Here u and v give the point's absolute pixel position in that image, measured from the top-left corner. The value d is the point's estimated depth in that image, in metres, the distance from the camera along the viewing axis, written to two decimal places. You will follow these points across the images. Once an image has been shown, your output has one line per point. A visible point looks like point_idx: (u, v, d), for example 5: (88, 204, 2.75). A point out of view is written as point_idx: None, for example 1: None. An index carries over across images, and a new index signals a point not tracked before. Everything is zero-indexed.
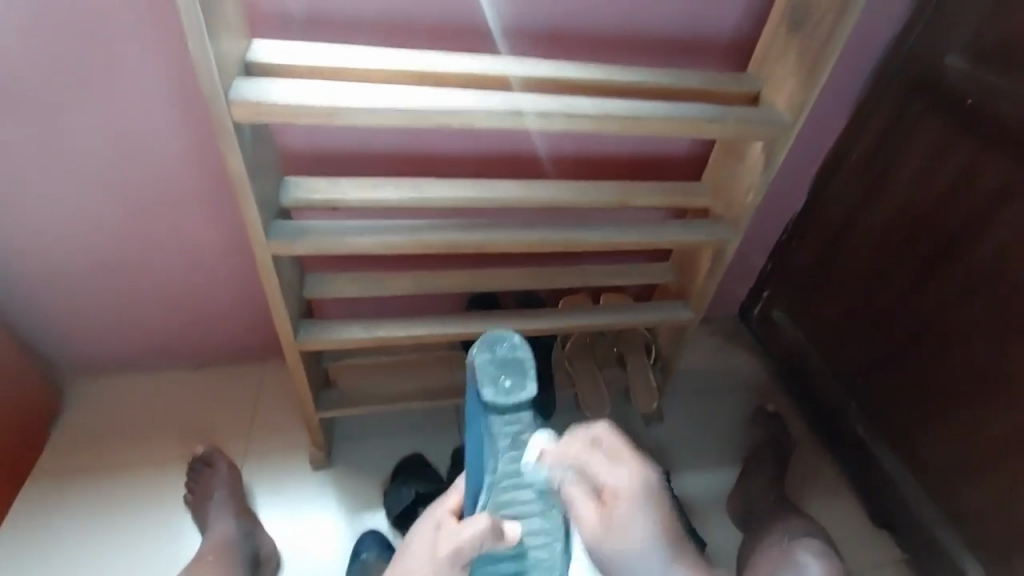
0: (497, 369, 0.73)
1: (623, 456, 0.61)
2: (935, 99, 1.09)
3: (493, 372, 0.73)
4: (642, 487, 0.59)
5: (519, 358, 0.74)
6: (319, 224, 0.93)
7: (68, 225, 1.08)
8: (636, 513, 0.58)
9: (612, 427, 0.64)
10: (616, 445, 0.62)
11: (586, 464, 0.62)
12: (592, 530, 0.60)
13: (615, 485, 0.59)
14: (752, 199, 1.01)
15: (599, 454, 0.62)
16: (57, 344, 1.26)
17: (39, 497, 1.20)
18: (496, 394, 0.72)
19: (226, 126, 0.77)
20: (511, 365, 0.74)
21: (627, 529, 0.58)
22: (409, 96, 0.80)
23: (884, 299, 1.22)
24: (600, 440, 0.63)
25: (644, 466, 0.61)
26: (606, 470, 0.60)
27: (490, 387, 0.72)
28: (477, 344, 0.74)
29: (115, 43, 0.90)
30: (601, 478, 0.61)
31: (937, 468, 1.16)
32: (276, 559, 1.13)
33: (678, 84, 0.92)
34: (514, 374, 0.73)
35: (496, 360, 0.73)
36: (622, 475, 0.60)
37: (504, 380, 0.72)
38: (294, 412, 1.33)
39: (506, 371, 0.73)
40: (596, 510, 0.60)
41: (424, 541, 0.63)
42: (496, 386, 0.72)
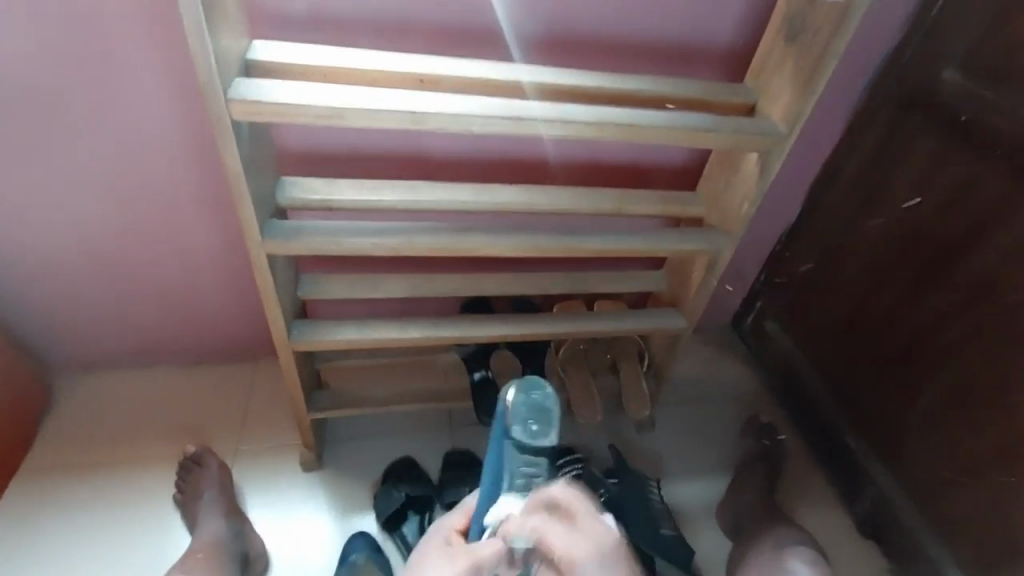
0: (527, 412, 0.63)
1: (586, 527, 0.51)
2: (930, 114, 1.10)
3: (523, 415, 0.63)
4: (607, 553, 0.50)
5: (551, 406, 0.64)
6: (315, 224, 0.94)
7: (63, 219, 1.08)
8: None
9: (572, 490, 0.54)
10: (575, 508, 0.52)
11: (545, 538, 0.50)
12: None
13: (575, 560, 0.49)
14: (747, 209, 1.01)
15: (557, 525, 0.51)
16: (49, 338, 1.25)
17: (26, 492, 1.19)
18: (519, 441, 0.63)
19: (225, 124, 0.77)
20: (541, 414, 0.63)
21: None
22: (407, 100, 0.80)
23: (877, 312, 1.22)
24: (559, 502, 0.53)
25: (606, 527, 0.52)
26: (566, 540, 0.50)
27: (516, 428, 0.63)
28: (513, 383, 0.64)
29: (117, 40, 0.90)
30: (558, 554, 0.49)
31: (928, 480, 1.16)
32: (264, 559, 1.12)
33: (675, 93, 0.93)
34: (545, 418, 0.63)
35: (528, 402, 0.63)
36: (583, 543, 0.50)
37: (532, 428, 0.63)
38: (286, 413, 1.33)
39: (535, 415, 0.63)
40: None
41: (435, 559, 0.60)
42: (524, 425, 0.63)
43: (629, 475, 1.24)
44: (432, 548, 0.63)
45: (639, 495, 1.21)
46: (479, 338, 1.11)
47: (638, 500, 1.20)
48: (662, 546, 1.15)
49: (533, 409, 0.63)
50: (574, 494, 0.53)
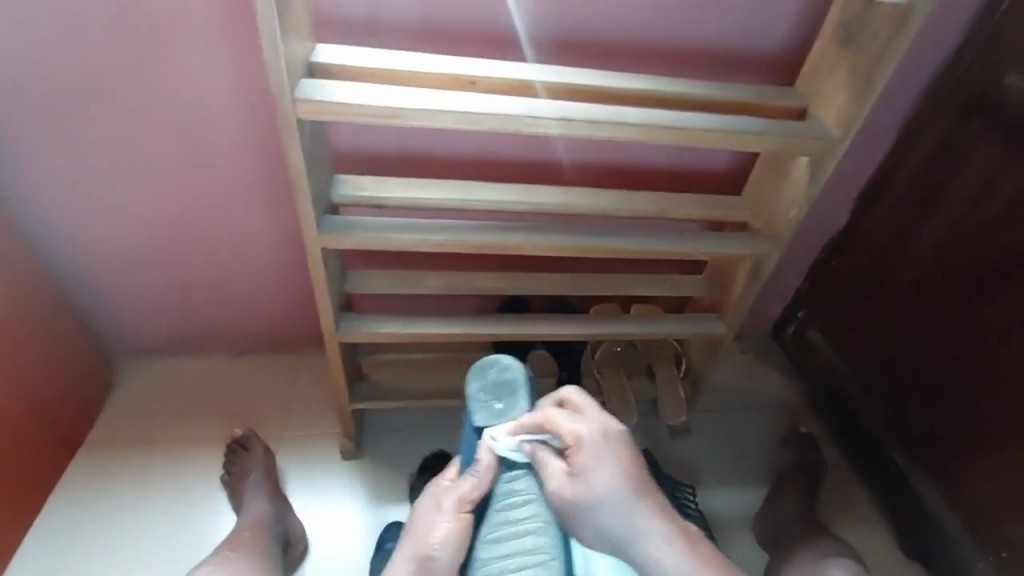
0: (490, 388, 0.83)
1: (589, 413, 0.76)
2: (992, 121, 1.06)
3: (484, 395, 0.83)
4: (608, 427, 0.76)
5: (508, 379, 0.83)
6: (366, 219, 0.97)
7: (132, 211, 1.15)
8: (597, 451, 0.73)
9: (577, 389, 0.79)
10: (579, 401, 0.77)
11: (551, 421, 0.75)
12: (564, 489, 0.71)
13: (579, 434, 0.74)
14: (796, 213, 1.00)
15: (566, 410, 0.76)
16: (112, 322, 1.33)
17: (87, 466, 1.27)
18: (487, 416, 0.82)
19: (291, 123, 0.81)
20: (501, 387, 0.83)
21: (591, 474, 0.72)
22: (462, 100, 0.82)
23: (929, 326, 1.18)
24: (566, 398, 0.77)
25: (610, 417, 0.77)
26: (568, 423, 0.75)
27: (482, 407, 0.82)
28: (470, 372, 0.84)
29: (188, 42, 0.96)
30: (562, 427, 0.74)
31: (980, 502, 1.11)
32: (305, 542, 1.17)
33: (725, 96, 0.93)
34: (507, 392, 0.83)
35: (485, 384, 0.83)
36: (586, 426, 0.74)
37: (496, 401, 0.83)
38: (327, 403, 1.37)
39: (495, 389, 0.83)
40: (564, 464, 0.73)
41: (427, 505, 0.75)
42: (490, 399, 0.82)
43: (665, 482, 1.23)
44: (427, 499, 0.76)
45: (674, 504, 1.19)
46: (517, 336, 1.13)
47: (673, 508, 1.18)
48: None
49: (492, 389, 0.83)
50: (579, 390, 0.78)
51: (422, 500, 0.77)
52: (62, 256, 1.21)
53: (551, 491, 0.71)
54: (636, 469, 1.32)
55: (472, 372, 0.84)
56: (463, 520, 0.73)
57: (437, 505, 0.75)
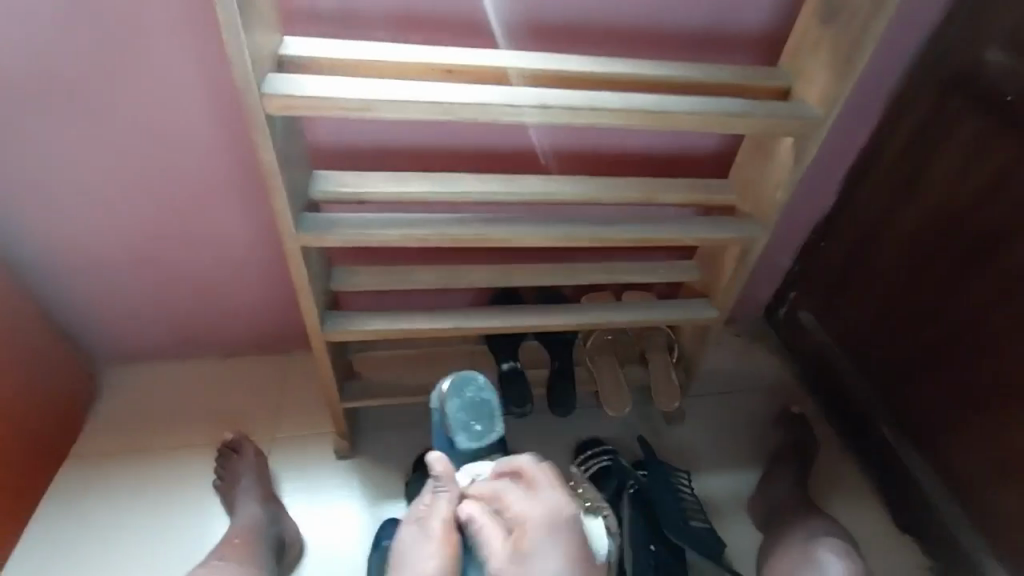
0: (469, 406, 0.91)
1: (545, 491, 0.72)
2: (974, 96, 1.05)
3: (464, 416, 0.91)
4: (560, 517, 0.69)
5: (483, 400, 0.92)
6: (347, 216, 0.95)
7: (107, 216, 1.13)
8: (544, 538, 0.67)
9: (533, 459, 0.76)
10: (535, 474, 0.74)
11: (504, 495, 0.72)
12: (500, 561, 0.68)
13: (525, 514, 0.70)
14: (781, 196, 0.99)
15: (520, 487, 0.72)
16: (95, 330, 1.31)
17: (76, 477, 1.25)
18: (467, 436, 0.91)
19: (260, 119, 0.78)
20: (478, 407, 0.92)
21: (529, 555, 0.67)
22: (438, 90, 0.80)
23: (916, 302, 1.18)
24: (525, 471, 0.74)
25: (562, 496, 0.71)
26: (523, 502, 0.71)
27: (462, 428, 0.91)
28: (446, 394, 0.92)
29: (155, 39, 0.94)
30: (513, 505, 0.71)
31: (969, 475, 1.12)
32: (300, 544, 1.16)
33: (706, 79, 0.91)
34: (484, 417, 0.92)
35: (463, 404, 0.91)
36: (530, 504, 0.70)
37: (475, 423, 0.91)
38: (318, 403, 1.36)
39: (472, 410, 0.92)
40: (503, 539, 0.70)
41: (411, 532, 0.76)
42: (468, 420, 0.91)
43: (657, 467, 1.23)
44: (405, 532, 0.76)
45: (669, 489, 1.20)
46: (507, 329, 1.12)
47: (667, 493, 1.18)
48: (692, 537, 1.14)
49: (469, 407, 0.92)
50: (536, 462, 0.75)
51: (407, 530, 0.77)
52: (38, 265, 1.18)
53: (489, 564, 0.68)
54: (631, 456, 1.32)
55: (450, 391, 0.92)
56: (453, 540, 0.73)
57: (423, 531, 0.75)
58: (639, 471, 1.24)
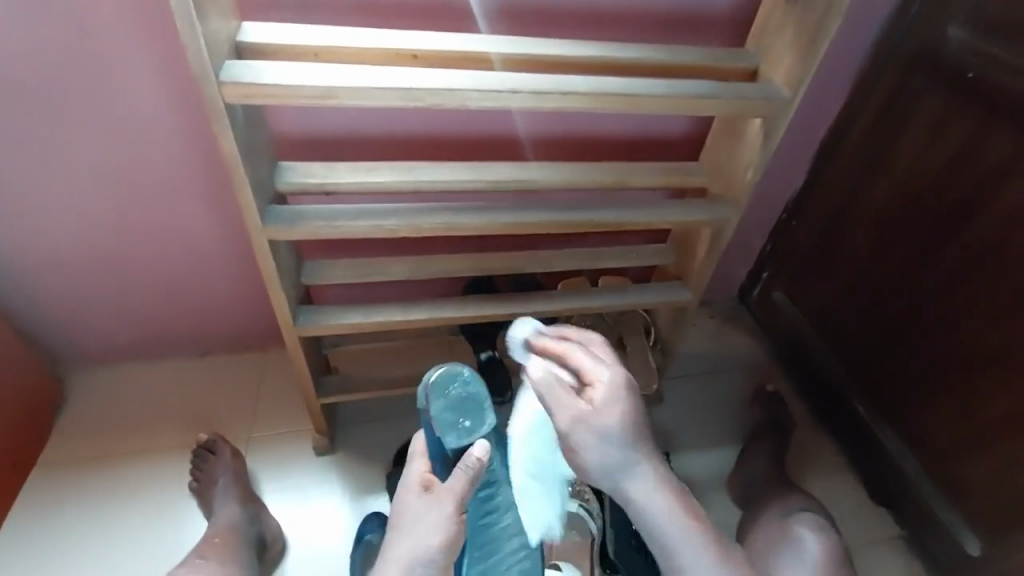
0: (456, 402, 0.78)
1: (605, 359, 0.73)
2: (936, 75, 1.07)
3: (450, 414, 0.77)
4: (622, 381, 0.70)
5: (471, 395, 0.79)
6: (316, 208, 0.93)
7: (64, 214, 1.08)
8: (611, 392, 0.69)
9: (600, 336, 0.77)
10: (599, 345, 0.75)
11: (574, 355, 0.73)
12: (569, 413, 0.68)
13: (597, 373, 0.70)
14: (751, 176, 1.00)
15: (585, 353, 0.73)
16: (59, 334, 1.26)
17: (44, 486, 1.21)
18: (456, 437, 0.76)
19: (219, 109, 0.76)
20: (467, 403, 0.78)
21: (605, 409, 0.68)
22: (402, 76, 0.78)
23: (882, 281, 1.22)
24: (579, 343, 0.76)
25: (619, 364, 0.72)
26: (590, 364, 0.71)
27: (450, 428, 0.76)
28: (430, 389, 0.78)
29: (106, 27, 0.89)
30: (584, 368, 0.71)
31: (936, 444, 1.16)
32: (281, 542, 1.15)
33: (676, 60, 0.91)
34: (473, 412, 0.78)
35: (450, 401, 0.77)
36: (594, 368, 0.70)
37: (464, 419, 0.77)
38: (296, 399, 1.34)
39: (460, 407, 0.78)
40: (576, 395, 0.69)
41: (415, 506, 0.66)
42: (457, 416, 0.77)
43: None
44: (400, 495, 0.69)
45: None
46: (484, 318, 1.11)
47: None
48: None
49: (456, 405, 0.78)
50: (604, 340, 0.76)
51: (404, 497, 0.68)
52: None
53: (562, 420, 0.68)
54: None
55: (432, 390, 0.78)
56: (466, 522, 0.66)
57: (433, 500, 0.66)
58: None
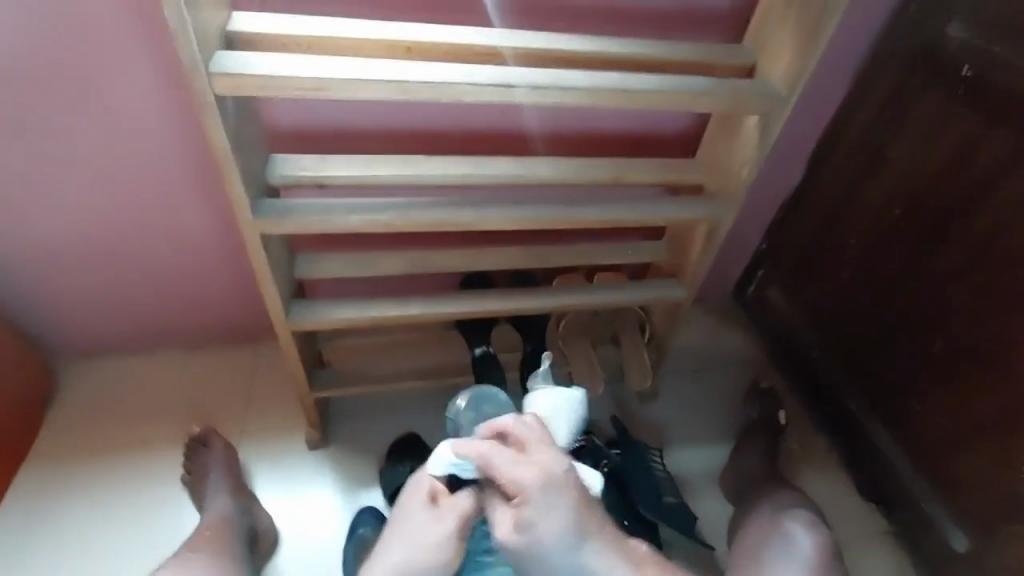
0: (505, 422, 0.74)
1: (538, 450, 0.76)
2: (936, 72, 1.07)
3: None
4: (552, 472, 0.74)
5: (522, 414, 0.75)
6: (308, 202, 0.92)
7: (54, 206, 1.07)
8: (541, 494, 0.73)
9: (531, 421, 0.78)
10: (529, 432, 0.77)
11: (495, 458, 0.75)
12: (504, 522, 0.75)
13: (528, 482, 0.73)
14: (747, 174, 0.99)
15: (507, 453, 0.75)
16: (50, 326, 1.25)
17: (35, 478, 1.21)
18: (493, 450, 0.75)
19: (209, 101, 0.74)
20: (514, 422, 0.74)
21: (532, 522, 0.74)
22: (395, 69, 0.77)
23: (878, 277, 1.21)
24: (512, 433, 0.77)
25: (550, 452, 0.76)
26: (517, 469, 0.74)
27: (490, 440, 0.74)
28: None
29: (95, 15, 0.88)
30: (509, 472, 0.74)
31: (927, 443, 1.17)
32: (272, 537, 1.15)
33: (673, 56, 0.90)
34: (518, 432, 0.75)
35: None
36: (530, 467, 0.74)
37: (506, 436, 0.74)
38: (289, 393, 1.33)
39: (508, 424, 0.74)
40: (512, 497, 0.75)
41: (421, 517, 0.81)
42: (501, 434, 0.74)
43: (631, 446, 1.25)
44: (410, 492, 0.84)
45: (641, 466, 1.22)
46: (478, 314, 1.11)
47: (640, 470, 1.21)
48: (666, 513, 1.17)
49: None
50: (531, 420, 0.78)
51: (411, 501, 0.83)
52: None
53: (498, 535, 0.76)
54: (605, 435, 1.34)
55: None
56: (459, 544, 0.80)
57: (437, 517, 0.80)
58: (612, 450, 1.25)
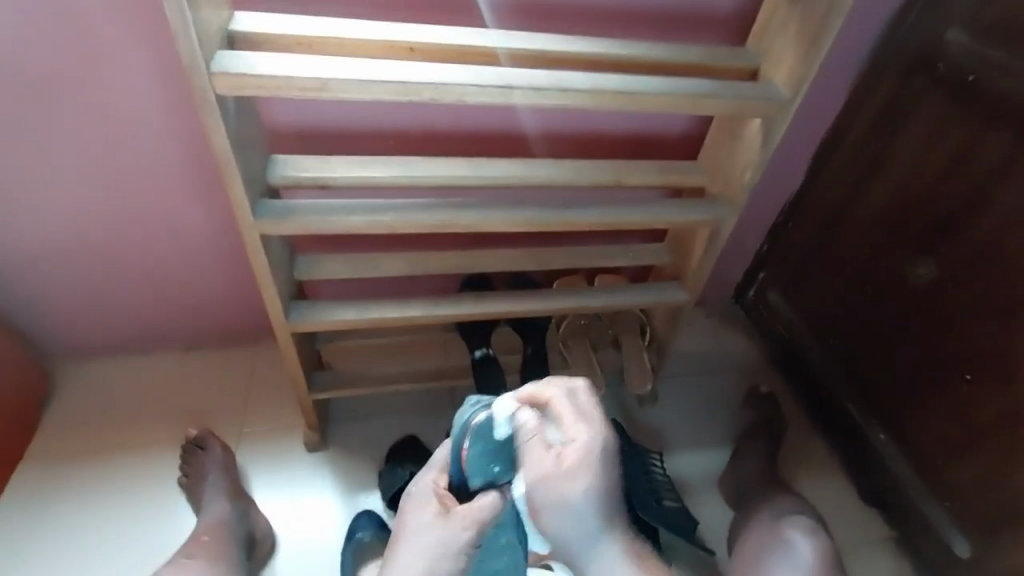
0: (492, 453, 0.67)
1: (586, 417, 0.64)
2: (937, 76, 1.07)
3: (482, 458, 0.67)
4: (597, 445, 0.62)
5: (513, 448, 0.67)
6: (309, 203, 0.91)
7: (52, 205, 1.06)
8: (588, 463, 0.62)
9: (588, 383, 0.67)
10: (586, 398, 0.65)
11: (557, 406, 0.64)
12: (538, 470, 0.62)
13: (574, 440, 0.62)
14: (749, 177, 0.99)
15: (568, 406, 0.64)
16: (46, 327, 1.24)
17: (30, 480, 1.20)
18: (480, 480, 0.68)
19: (209, 100, 0.74)
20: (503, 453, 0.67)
21: (575, 476, 0.62)
22: (398, 69, 0.77)
23: (878, 279, 1.21)
24: (574, 399, 0.65)
25: (601, 422, 0.65)
26: (569, 420, 0.63)
27: (477, 471, 0.68)
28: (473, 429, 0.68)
29: (95, 14, 0.87)
30: (564, 426, 0.63)
31: (927, 447, 1.17)
32: (270, 540, 1.14)
33: (676, 59, 0.90)
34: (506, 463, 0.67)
35: (486, 446, 0.67)
36: (570, 449, 0.62)
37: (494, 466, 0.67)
38: (288, 395, 1.33)
39: (496, 454, 0.67)
40: (551, 452, 0.63)
41: (428, 527, 0.70)
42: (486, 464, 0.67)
43: (631, 448, 1.24)
44: (415, 495, 0.73)
45: (641, 469, 1.21)
46: (478, 316, 1.10)
47: (640, 473, 1.20)
48: (664, 517, 1.16)
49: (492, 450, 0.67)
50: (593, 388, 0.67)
51: (414, 513, 0.72)
52: None
53: (532, 474, 0.63)
54: None
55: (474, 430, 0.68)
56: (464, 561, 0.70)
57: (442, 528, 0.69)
58: None
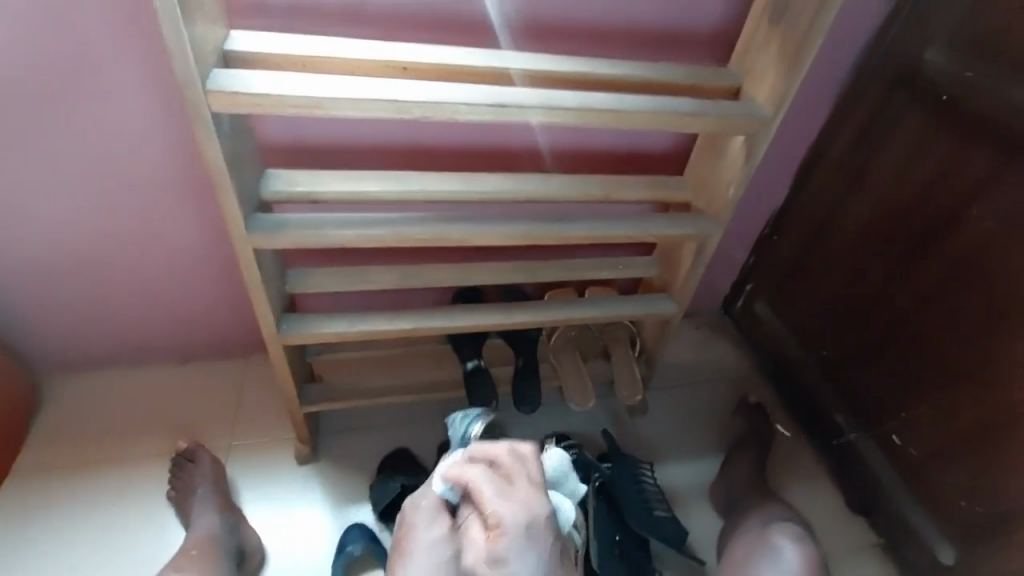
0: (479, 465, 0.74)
1: (517, 490, 0.68)
2: (915, 94, 1.10)
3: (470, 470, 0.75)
4: (527, 517, 0.65)
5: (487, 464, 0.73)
6: (302, 217, 0.92)
7: (43, 218, 1.06)
8: (516, 539, 0.63)
9: (516, 453, 0.74)
10: (512, 469, 0.71)
11: (478, 489, 0.69)
12: (474, 554, 0.62)
13: (503, 519, 0.64)
14: (734, 192, 1.02)
15: (489, 485, 0.69)
16: (35, 339, 1.24)
17: (14, 494, 1.18)
18: None
19: (204, 117, 0.75)
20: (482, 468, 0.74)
21: (505, 560, 0.61)
22: (390, 88, 0.79)
23: (863, 291, 1.24)
24: (501, 464, 0.72)
25: (531, 496, 0.68)
26: (494, 499, 0.67)
27: None
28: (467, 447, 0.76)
29: (91, 31, 0.88)
30: (488, 504, 0.67)
31: (911, 455, 1.19)
32: (260, 554, 1.13)
33: (662, 78, 0.92)
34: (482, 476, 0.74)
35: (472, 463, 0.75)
36: (496, 527, 0.64)
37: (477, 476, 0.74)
38: (279, 407, 1.32)
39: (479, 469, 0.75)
40: (482, 537, 0.64)
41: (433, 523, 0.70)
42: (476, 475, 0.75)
43: (620, 459, 1.25)
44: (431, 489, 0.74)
45: (631, 480, 1.22)
46: (469, 328, 1.11)
47: (630, 484, 1.20)
48: (655, 527, 1.17)
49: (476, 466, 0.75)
50: (528, 459, 0.73)
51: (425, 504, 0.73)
52: None
53: (465, 563, 0.62)
54: (596, 449, 1.35)
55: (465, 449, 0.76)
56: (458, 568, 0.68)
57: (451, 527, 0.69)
58: (602, 464, 1.25)
